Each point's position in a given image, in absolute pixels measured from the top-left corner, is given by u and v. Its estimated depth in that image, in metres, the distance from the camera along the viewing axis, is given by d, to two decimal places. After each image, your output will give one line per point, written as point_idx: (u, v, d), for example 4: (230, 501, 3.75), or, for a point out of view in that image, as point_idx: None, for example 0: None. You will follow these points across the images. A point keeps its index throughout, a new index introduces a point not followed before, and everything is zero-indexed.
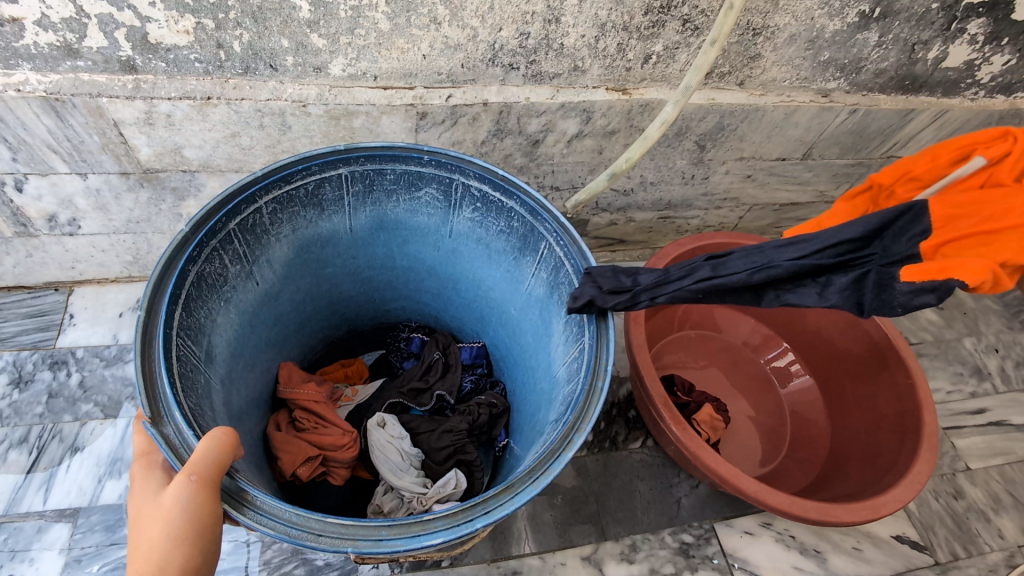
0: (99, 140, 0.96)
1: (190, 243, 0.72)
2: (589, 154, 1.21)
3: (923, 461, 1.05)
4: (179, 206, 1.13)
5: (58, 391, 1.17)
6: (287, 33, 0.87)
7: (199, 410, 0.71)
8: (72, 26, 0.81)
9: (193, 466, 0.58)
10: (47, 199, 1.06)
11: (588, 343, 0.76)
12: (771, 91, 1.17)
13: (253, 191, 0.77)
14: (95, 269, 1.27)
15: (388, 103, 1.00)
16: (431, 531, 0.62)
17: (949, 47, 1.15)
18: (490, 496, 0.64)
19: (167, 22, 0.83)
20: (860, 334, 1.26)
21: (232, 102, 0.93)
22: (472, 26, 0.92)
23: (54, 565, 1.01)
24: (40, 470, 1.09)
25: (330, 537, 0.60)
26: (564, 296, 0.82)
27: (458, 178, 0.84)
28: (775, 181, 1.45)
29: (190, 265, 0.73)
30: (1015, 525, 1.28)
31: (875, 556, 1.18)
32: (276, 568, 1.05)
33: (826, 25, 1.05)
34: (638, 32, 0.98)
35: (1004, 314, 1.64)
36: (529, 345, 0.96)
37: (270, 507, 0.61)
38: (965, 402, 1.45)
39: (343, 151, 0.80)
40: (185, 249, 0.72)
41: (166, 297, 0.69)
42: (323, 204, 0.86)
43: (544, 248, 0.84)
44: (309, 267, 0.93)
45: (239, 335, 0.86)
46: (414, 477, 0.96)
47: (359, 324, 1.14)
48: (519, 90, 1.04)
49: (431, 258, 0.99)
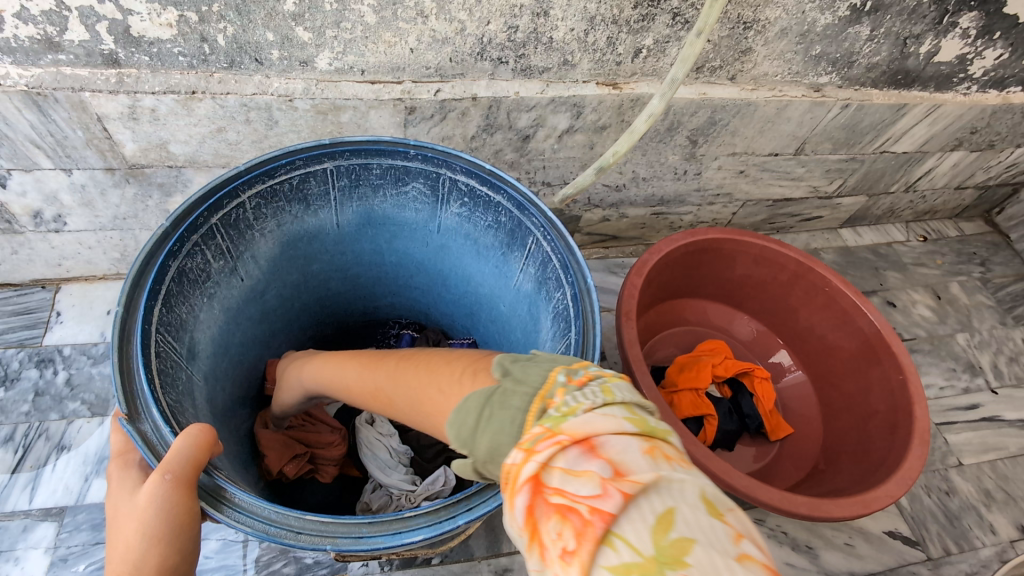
0: (82, 135, 0.95)
1: (171, 239, 0.71)
2: (580, 149, 1.20)
3: (914, 457, 1.05)
4: (166, 202, 1.12)
5: (44, 389, 1.16)
6: (272, 26, 0.86)
7: (179, 406, 0.70)
8: (52, 19, 0.80)
9: (167, 465, 0.57)
10: (32, 195, 1.05)
11: (575, 339, 0.74)
12: (762, 86, 1.16)
13: (235, 185, 0.75)
14: (82, 266, 1.25)
15: (376, 97, 0.99)
16: (413, 528, 0.61)
17: (941, 42, 1.15)
18: (473, 492, 0.63)
19: (150, 14, 0.81)
20: (853, 329, 1.25)
21: (217, 96, 0.92)
22: (460, 19, 0.91)
23: (40, 564, 1.00)
24: (26, 470, 1.08)
25: (310, 535, 0.59)
26: (552, 292, 0.81)
27: (446, 173, 0.83)
28: (767, 177, 1.45)
29: (171, 260, 0.72)
30: (1008, 521, 1.28)
31: (867, 551, 1.18)
32: (264, 566, 1.04)
33: (818, 18, 1.04)
34: (628, 25, 0.97)
35: (997, 309, 1.64)
36: (518, 341, 0.95)
37: (248, 504, 0.61)
38: (958, 397, 1.45)
39: (328, 145, 0.79)
40: (165, 244, 0.71)
41: (145, 292, 0.68)
42: (308, 199, 0.85)
43: (532, 243, 0.82)
44: (295, 263, 0.92)
45: (223, 332, 0.85)
46: (403, 474, 0.95)
47: (348, 320, 1.13)
48: (509, 84, 1.03)
49: (420, 253, 0.98)
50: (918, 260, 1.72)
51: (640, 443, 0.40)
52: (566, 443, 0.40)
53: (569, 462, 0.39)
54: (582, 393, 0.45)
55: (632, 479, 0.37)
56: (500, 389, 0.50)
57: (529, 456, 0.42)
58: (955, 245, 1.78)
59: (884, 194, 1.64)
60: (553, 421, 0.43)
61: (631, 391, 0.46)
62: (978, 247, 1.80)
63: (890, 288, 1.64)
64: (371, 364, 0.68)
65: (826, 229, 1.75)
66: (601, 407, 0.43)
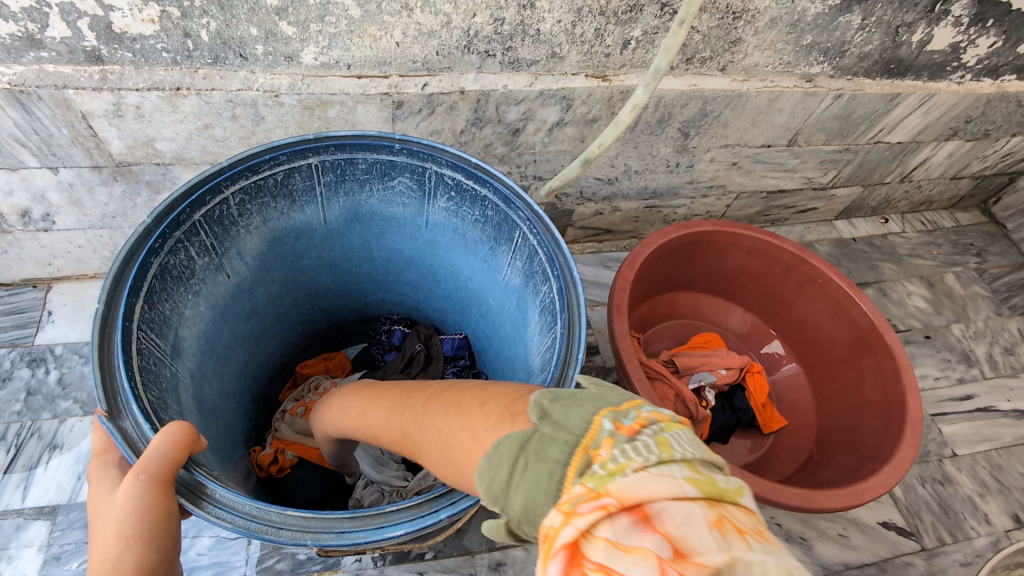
0: (67, 133, 0.95)
1: (153, 235, 0.71)
2: (570, 143, 1.19)
3: (907, 447, 1.04)
4: (154, 199, 1.12)
5: (36, 388, 1.16)
6: (255, 21, 0.85)
7: (162, 403, 0.70)
8: (33, 16, 0.79)
9: (142, 465, 0.57)
10: (19, 194, 1.05)
11: (560, 332, 0.73)
12: (754, 76, 1.15)
13: (218, 181, 0.75)
14: (73, 265, 1.25)
15: (363, 92, 0.98)
16: (395, 522, 0.60)
17: (933, 30, 1.14)
18: (456, 486, 0.62)
19: (132, 10, 0.81)
20: (847, 321, 1.25)
21: (202, 92, 0.92)
22: (445, 12, 0.90)
23: (33, 562, 1.01)
24: (18, 469, 1.08)
25: (291, 530, 0.59)
26: (538, 286, 0.80)
27: (432, 167, 0.82)
28: (761, 169, 1.44)
29: (154, 256, 0.72)
30: (1001, 510, 1.28)
31: (862, 542, 1.18)
32: (258, 562, 1.04)
33: (807, 8, 1.03)
34: (616, 16, 0.96)
35: (993, 300, 1.64)
36: (508, 336, 0.94)
37: (228, 501, 0.61)
38: (953, 388, 1.45)
39: (312, 140, 0.78)
40: (147, 240, 0.71)
41: (126, 288, 0.68)
42: (293, 194, 0.84)
43: (518, 236, 0.82)
44: (283, 259, 0.92)
45: (211, 328, 0.85)
46: (394, 471, 0.97)
47: (339, 316, 1.13)
48: (497, 77, 1.03)
49: (410, 248, 0.98)
50: (914, 252, 1.72)
51: (706, 515, 0.35)
52: (614, 509, 0.35)
53: (617, 535, 0.34)
54: (667, 457, 0.38)
55: (696, 562, 0.32)
56: (537, 435, 0.43)
57: (578, 513, 0.36)
58: (951, 236, 1.78)
59: (880, 185, 1.63)
60: (597, 480, 0.37)
61: (678, 431, 0.41)
62: (975, 237, 1.79)
63: (885, 280, 1.63)
64: (401, 407, 0.61)
65: (821, 221, 1.74)
66: (659, 462, 0.37)
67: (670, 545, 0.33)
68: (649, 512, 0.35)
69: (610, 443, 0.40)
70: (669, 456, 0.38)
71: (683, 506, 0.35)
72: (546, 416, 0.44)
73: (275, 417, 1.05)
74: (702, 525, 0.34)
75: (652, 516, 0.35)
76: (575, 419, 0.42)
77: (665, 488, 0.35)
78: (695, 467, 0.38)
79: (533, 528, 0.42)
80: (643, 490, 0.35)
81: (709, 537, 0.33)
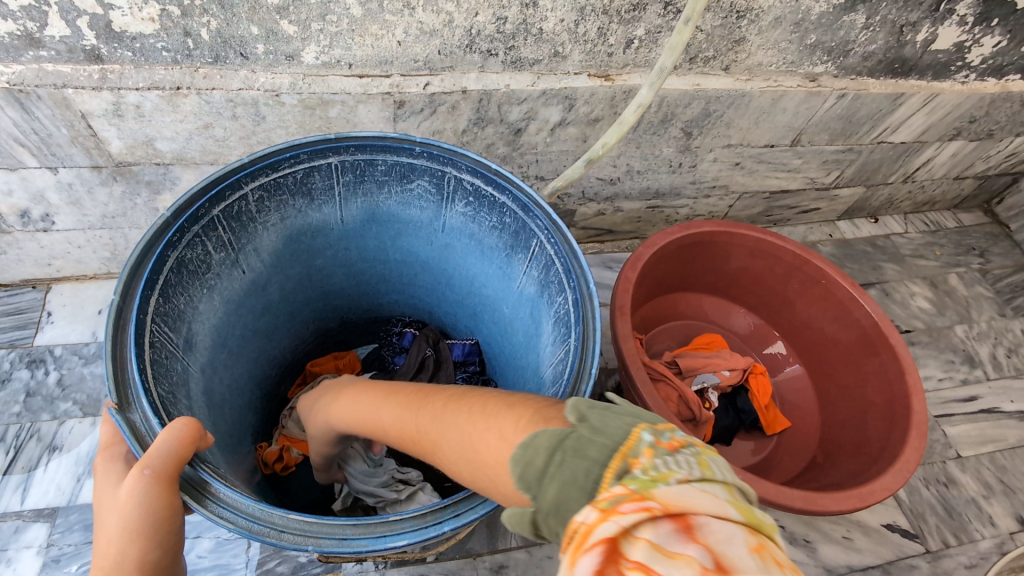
0: (67, 133, 0.94)
1: (171, 229, 0.70)
2: (573, 142, 1.19)
3: (913, 449, 1.03)
4: (155, 200, 1.11)
5: (36, 389, 1.16)
6: (256, 20, 0.85)
7: (171, 398, 0.69)
8: (32, 15, 0.79)
9: (148, 460, 0.56)
10: (19, 194, 1.04)
11: (574, 344, 0.72)
12: (757, 76, 1.15)
13: (238, 177, 0.74)
14: (72, 266, 1.25)
15: (364, 91, 0.98)
16: (398, 532, 0.60)
17: (937, 29, 1.13)
18: (462, 498, 0.62)
19: (131, 9, 0.80)
20: (851, 322, 1.24)
21: (203, 92, 0.91)
22: (447, 11, 0.90)
23: (32, 565, 1.00)
24: (17, 470, 1.08)
25: (293, 535, 0.59)
26: (553, 296, 0.79)
27: (451, 171, 0.82)
28: (763, 169, 1.43)
29: (170, 250, 0.71)
30: (1006, 512, 1.27)
31: (866, 545, 1.18)
32: (258, 565, 1.03)
33: (811, 7, 1.02)
34: (619, 15, 0.96)
35: (996, 301, 1.63)
36: (520, 343, 0.93)
37: (233, 501, 0.60)
38: (956, 389, 1.44)
39: (333, 140, 0.77)
40: (165, 234, 0.70)
41: (142, 281, 0.67)
42: (312, 193, 0.83)
43: (535, 245, 0.81)
44: (299, 258, 0.92)
45: (223, 324, 0.85)
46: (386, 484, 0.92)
47: (351, 315, 1.12)
48: (499, 77, 1.02)
49: (425, 253, 0.97)
50: (917, 252, 1.71)
51: (746, 537, 0.37)
52: (658, 512, 0.37)
53: (659, 537, 0.36)
54: (704, 477, 0.41)
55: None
56: (574, 435, 0.46)
57: (618, 515, 0.38)
58: (954, 237, 1.77)
59: (883, 185, 1.62)
60: (639, 483, 0.40)
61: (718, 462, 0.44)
62: (977, 238, 1.78)
63: (888, 281, 1.62)
64: (408, 408, 0.62)
65: (823, 221, 1.73)
66: (699, 480, 0.40)
67: (713, 557, 0.35)
68: (692, 522, 0.37)
69: (650, 452, 0.42)
70: (710, 476, 0.41)
71: (725, 524, 0.37)
72: (584, 419, 0.47)
73: (283, 413, 1.05)
74: (744, 546, 0.36)
75: (694, 526, 0.36)
76: (613, 426, 0.45)
77: (708, 504, 0.38)
78: (728, 489, 0.41)
79: (558, 524, 0.44)
80: (689, 502, 0.38)
81: (748, 558, 0.35)
